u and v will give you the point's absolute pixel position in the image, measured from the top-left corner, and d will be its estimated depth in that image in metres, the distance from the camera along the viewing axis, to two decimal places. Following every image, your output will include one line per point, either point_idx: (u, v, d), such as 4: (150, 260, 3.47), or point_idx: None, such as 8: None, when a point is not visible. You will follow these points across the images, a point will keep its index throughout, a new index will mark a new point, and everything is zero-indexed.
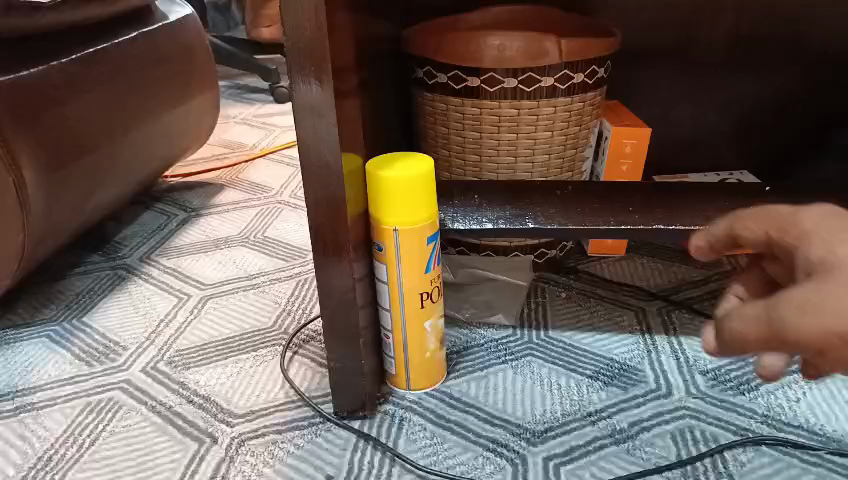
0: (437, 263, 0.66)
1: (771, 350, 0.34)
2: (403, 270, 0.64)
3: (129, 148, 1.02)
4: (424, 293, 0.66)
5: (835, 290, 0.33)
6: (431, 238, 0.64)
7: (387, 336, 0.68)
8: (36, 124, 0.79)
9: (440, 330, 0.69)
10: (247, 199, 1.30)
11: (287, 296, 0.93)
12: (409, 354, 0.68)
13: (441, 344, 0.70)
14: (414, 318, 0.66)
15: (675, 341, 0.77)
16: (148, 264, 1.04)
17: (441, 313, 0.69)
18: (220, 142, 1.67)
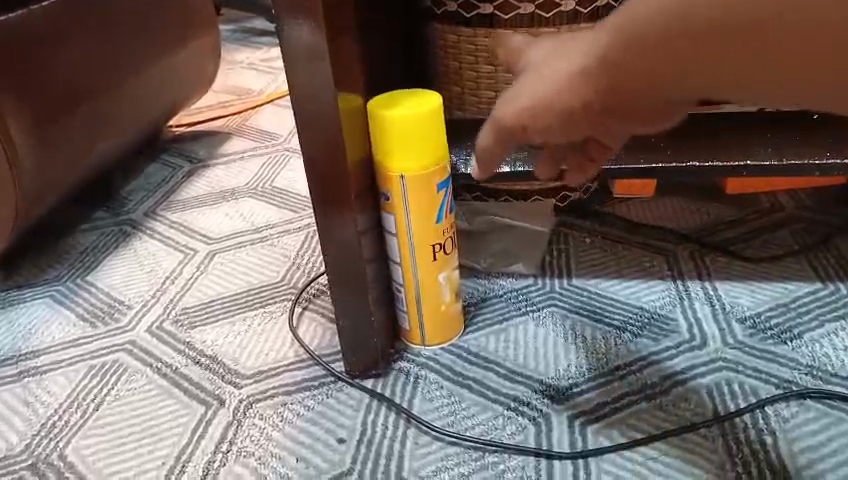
0: (449, 211, 0.61)
1: (500, 144, 0.48)
2: (413, 220, 0.59)
3: (126, 97, 0.97)
4: (436, 243, 0.61)
5: (516, 85, 0.45)
6: (441, 184, 0.59)
7: (399, 290, 0.64)
8: (19, 78, 0.74)
9: (455, 282, 0.65)
10: (254, 148, 1.25)
11: (296, 249, 0.89)
12: (423, 308, 0.64)
13: (457, 297, 0.66)
14: (427, 271, 0.62)
15: (710, 287, 0.71)
16: (153, 218, 1.01)
17: (455, 264, 0.64)
18: (227, 89, 1.61)
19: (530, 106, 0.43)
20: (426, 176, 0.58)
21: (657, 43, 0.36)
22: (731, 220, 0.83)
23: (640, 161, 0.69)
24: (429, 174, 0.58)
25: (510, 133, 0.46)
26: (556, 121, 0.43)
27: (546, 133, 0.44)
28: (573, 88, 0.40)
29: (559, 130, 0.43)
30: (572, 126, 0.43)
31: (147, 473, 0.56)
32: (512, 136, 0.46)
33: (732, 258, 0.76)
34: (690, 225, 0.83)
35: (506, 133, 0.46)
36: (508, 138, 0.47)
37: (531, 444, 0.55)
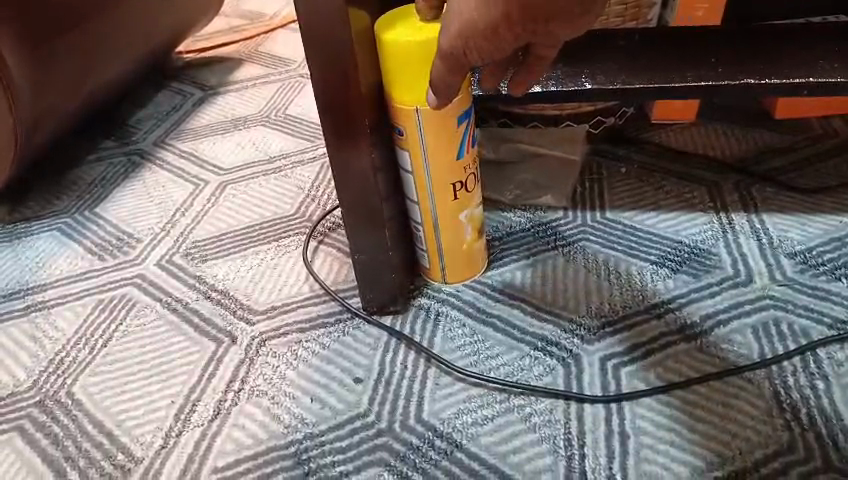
0: (470, 145, 0.56)
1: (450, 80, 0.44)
2: (429, 157, 0.54)
3: (129, 19, 0.91)
4: (456, 181, 0.56)
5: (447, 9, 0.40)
6: (461, 117, 0.53)
7: (416, 230, 0.59)
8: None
9: (478, 221, 0.60)
10: (267, 74, 1.19)
11: (312, 180, 0.84)
12: (445, 250, 0.60)
13: (480, 235, 0.61)
14: (448, 210, 0.57)
15: (757, 220, 0.66)
16: (162, 148, 0.96)
17: (477, 203, 0.59)
18: (238, 13, 1.53)
19: (457, 32, 0.39)
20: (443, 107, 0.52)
21: None
22: (780, 147, 0.76)
23: (687, 79, 0.62)
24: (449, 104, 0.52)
25: (457, 61, 0.41)
26: (485, 38, 0.38)
27: (481, 52, 0.40)
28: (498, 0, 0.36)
29: (494, 49, 0.39)
30: (502, 43, 0.38)
31: (157, 411, 0.54)
32: (453, 69, 0.42)
33: (781, 189, 0.69)
34: (736, 153, 0.76)
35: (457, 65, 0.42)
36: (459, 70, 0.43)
37: (560, 387, 0.52)
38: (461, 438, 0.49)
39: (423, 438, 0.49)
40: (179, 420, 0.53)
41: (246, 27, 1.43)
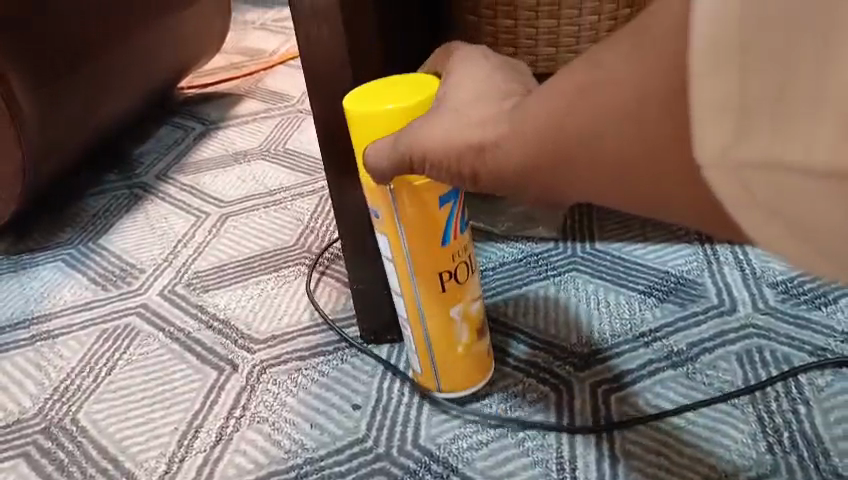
0: (460, 230, 0.51)
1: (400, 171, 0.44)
2: (410, 244, 0.50)
3: (133, 57, 0.95)
4: (444, 272, 0.51)
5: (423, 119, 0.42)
6: (446, 199, 0.49)
7: (405, 329, 0.54)
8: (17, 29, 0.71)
9: (472, 313, 0.54)
10: (266, 109, 1.22)
11: (311, 212, 0.87)
12: (435, 352, 0.53)
13: (482, 335, 0.55)
14: (436, 303, 0.52)
15: (739, 251, 0.68)
16: (164, 182, 0.99)
17: (470, 295, 0.53)
18: (238, 49, 1.58)
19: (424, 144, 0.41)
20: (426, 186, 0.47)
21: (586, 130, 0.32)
22: None
23: None
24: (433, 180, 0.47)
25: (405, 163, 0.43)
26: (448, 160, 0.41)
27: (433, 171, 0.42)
28: (496, 153, 0.37)
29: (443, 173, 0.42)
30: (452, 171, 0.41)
31: (160, 438, 0.55)
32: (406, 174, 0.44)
33: None
34: None
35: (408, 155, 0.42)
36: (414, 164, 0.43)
37: (553, 412, 0.53)
38: (457, 463, 0.51)
39: (420, 462, 0.51)
40: (182, 446, 0.54)
41: (247, 63, 1.47)
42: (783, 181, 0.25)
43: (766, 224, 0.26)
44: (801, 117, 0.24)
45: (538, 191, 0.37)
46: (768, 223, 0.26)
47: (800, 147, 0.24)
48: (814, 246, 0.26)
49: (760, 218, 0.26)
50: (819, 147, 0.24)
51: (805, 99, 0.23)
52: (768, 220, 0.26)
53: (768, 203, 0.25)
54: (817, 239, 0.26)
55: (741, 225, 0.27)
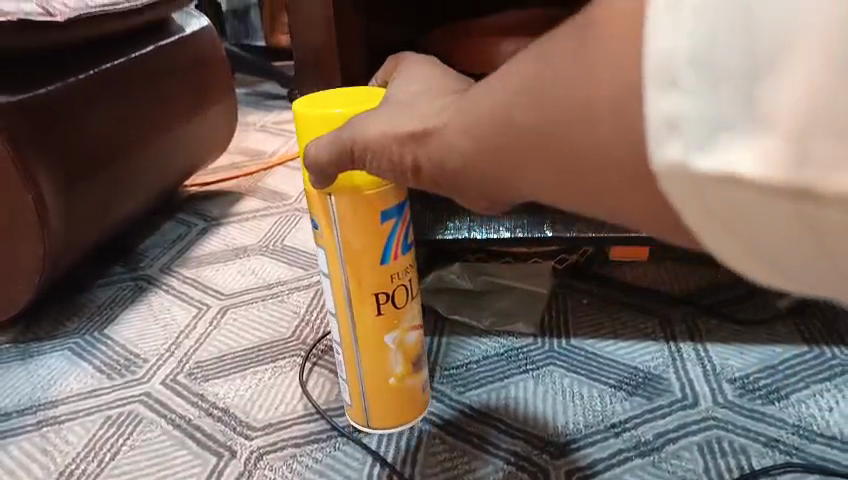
0: (398, 255, 0.60)
1: (339, 161, 0.50)
2: (348, 268, 0.59)
3: (147, 161, 1.03)
4: (379, 294, 0.60)
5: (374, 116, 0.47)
6: (385, 219, 0.57)
7: (339, 352, 0.64)
8: (50, 140, 0.79)
9: (406, 343, 0.63)
10: (265, 207, 1.31)
11: (306, 306, 0.93)
12: (364, 377, 0.63)
13: (412, 362, 0.64)
14: (370, 326, 0.61)
15: (701, 348, 0.75)
16: (168, 275, 1.05)
17: (406, 322, 0.62)
18: (240, 149, 1.69)
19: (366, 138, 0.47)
20: (368, 202, 0.56)
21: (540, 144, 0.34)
22: (721, 283, 0.87)
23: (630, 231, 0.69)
24: (374, 196, 0.56)
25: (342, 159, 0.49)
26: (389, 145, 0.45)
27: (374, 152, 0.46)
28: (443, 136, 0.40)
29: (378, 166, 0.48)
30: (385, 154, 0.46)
31: None
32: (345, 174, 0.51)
33: (722, 320, 0.79)
34: (684, 288, 0.87)
35: (348, 144, 0.48)
36: (354, 153, 0.48)
37: None
38: None
39: None
40: None
41: (247, 163, 1.58)
42: (735, 198, 0.26)
43: (716, 230, 0.28)
44: (752, 130, 0.24)
45: (478, 184, 0.40)
46: (729, 232, 0.27)
47: (757, 165, 0.24)
48: (761, 252, 0.27)
49: (711, 225, 0.28)
50: (778, 165, 0.24)
51: (756, 114, 0.24)
52: (718, 227, 0.27)
53: (719, 214, 0.27)
54: (764, 245, 0.27)
55: (702, 234, 0.28)
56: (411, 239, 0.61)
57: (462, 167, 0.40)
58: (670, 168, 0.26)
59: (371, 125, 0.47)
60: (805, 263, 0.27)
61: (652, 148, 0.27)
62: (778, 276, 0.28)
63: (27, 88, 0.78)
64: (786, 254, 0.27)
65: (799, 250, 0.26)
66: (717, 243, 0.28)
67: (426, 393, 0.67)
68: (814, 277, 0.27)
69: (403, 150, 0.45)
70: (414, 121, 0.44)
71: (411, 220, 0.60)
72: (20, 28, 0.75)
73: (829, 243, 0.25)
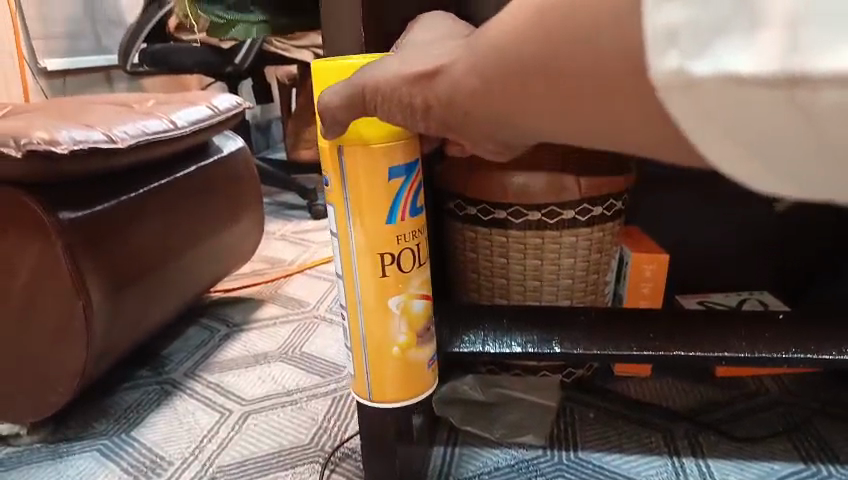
0: (405, 214, 0.60)
1: (350, 109, 0.49)
2: (355, 222, 0.60)
3: (182, 271, 1.10)
4: (386, 255, 0.61)
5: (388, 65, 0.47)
6: (394, 174, 0.58)
7: (344, 308, 0.65)
8: (100, 252, 0.87)
9: (410, 309, 0.64)
10: (285, 314, 1.37)
11: (324, 413, 0.97)
12: (368, 342, 0.64)
13: (416, 333, 0.65)
14: (374, 283, 0.62)
15: (703, 464, 0.78)
16: (192, 380, 1.09)
17: (411, 288, 0.63)
18: (260, 257, 1.78)
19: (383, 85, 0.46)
20: (376, 158, 0.57)
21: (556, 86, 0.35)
22: (721, 401, 0.92)
23: (633, 348, 0.72)
24: (383, 152, 0.57)
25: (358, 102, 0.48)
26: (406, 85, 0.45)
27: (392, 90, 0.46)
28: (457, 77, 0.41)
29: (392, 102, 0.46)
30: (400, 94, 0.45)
31: None
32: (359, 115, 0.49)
33: (722, 436, 0.83)
34: (685, 404, 0.91)
35: (360, 93, 0.48)
36: (367, 102, 0.48)
37: None
38: None
39: None
40: None
41: (267, 270, 1.66)
42: (736, 97, 0.29)
43: (718, 139, 0.31)
44: (739, 31, 0.28)
45: (482, 125, 0.42)
46: (728, 138, 0.30)
47: (751, 63, 0.28)
48: (762, 158, 0.31)
49: (714, 133, 0.30)
50: (767, 58, 0.28)
51: (741, 21, 0.28)
52: (720, 134, 0.30)
53: (722, 122, 0.30)
54: (764, 150, 0.30)
55: (702, 146, 0.31)
56: (419, 202, 0.61)
57: (466, 115, 0.42)
58: (676, 77, 0.29)
59: (385, 68, 0.47)
60: (800, 162, 0.30)
61: (651, 62, 0.30)
62: (774, 182, 0.32)
63: (86, 205, 0.87)
64: (785, 157, 0.30)
65: (795, 148, 0.30)
66: (719, 154, 0.31)
67: (428, 363, 0.67)
68: (809, 175, 0.31)
69: (415, 96, 0.45)
70: (425, 61, 0.44)
71: (420, 183, 0.61)
72: (88, 155, 0.84)
73: (826, 136, 0.29)
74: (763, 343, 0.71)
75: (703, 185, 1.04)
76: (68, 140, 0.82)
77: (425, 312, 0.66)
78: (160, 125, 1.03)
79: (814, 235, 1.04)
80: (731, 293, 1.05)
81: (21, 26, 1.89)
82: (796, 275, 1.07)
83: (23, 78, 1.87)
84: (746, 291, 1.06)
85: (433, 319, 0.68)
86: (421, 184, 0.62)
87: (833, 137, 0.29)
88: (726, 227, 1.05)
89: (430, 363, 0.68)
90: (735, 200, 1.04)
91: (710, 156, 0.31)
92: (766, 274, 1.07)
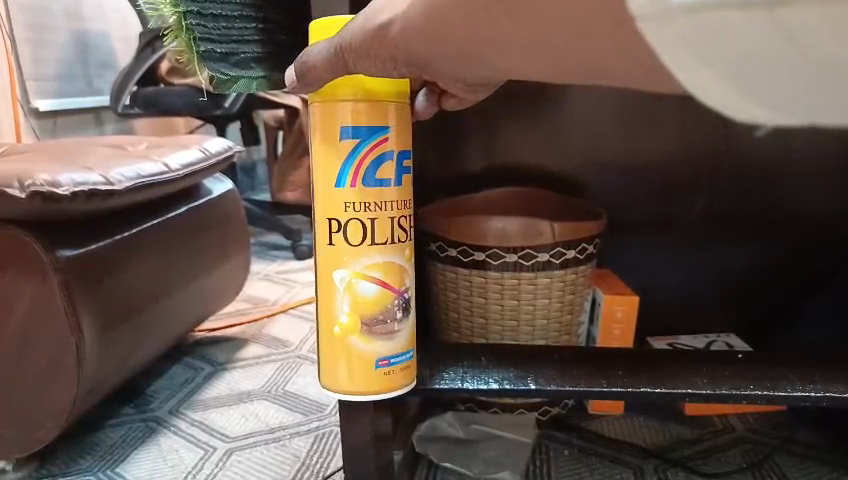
0: (354, 181, 0.59)
1: (334, 67, 0.52)
2: (314, 181, 0.62)
3: (169, 310, 1.12)
4: (333, 221, 0.61)
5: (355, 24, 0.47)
6: (346, 135, 0.59)
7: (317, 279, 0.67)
8: (93, 287, 0.90)
9: (356, 291, 0.61)
10: (268, 353, 1.39)
11: (306, 451, 0.99)
12: (319, 317, 0.64)
13: (357, 322, 0.61)
14: (323, 251, 0.62)
15: None
16: (177, 417, 1.11)
17: (358, 267, 0.61)
18: (245, 297, 1.80)
19: (357, 40, 0.47)
20: (333, 115, 0.59)
21: (524, 53, 0.40)
22: (690, 438, 0.96)
23: (602, 384, 0.76)
24: (340, 110, 0.58)
25: (338, 59, 0.50)
26: (375, 38, 0.45)
27: (364, 41, 0.47)
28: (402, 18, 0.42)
29: (366, 54, 0.48)
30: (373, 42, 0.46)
31: None
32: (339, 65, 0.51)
33: (691, 473, 0.87)
34: (656, 442, 0.95)
35: (340, 55, 0.50)
36: (346, 63, 0.50)
37: None
38: None
39: None
40: None
41: (252, 310, 1.68)
42: (716, 22, 0.28)
43: (695, 64, 0.30)
44: None
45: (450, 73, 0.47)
46: (706, 64, 0.30)
47: None
48: (741, 80, 0.31)
49: (686, 59, 0.30)
50: None
51: None
52: (699, 61, 0.30)
53: (696, 48, 0.30)
54: (745, 77, 0.30)
55: (681, 69, 0.31)
56: (380, 174, 0.60)
57: (438, 63, 0.46)
58: (647, 8, 0.29)
59: (351, 28, 0.48)
60: (786, 81, 0.30)
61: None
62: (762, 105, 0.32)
63: (83, 243, 0.91)
64: (768, 76, 0.30)
65: (781, 68, 0.29)
66: (695, 77, 0.31)
67: (378, 363, 0.62)
68: (800, 99, 0.32)
69: (381, 52, 0.46)
70: (378, 17, 0.45)
71: (387, 152, 0.60)
72: (86, 196, 0.88)
73: (811, 52, 0.28)
74: (725, 382, 0.75)
75: (670, 231, 1.09)
76: (69, 183, 0.86)
77: (378, 303, 0.61)
78: (155, 168, 1.07)
79: (774, 279, 1.10)
80: (699, 335, 1.11)
81: (16, 69, 1.94)
82: (760, 317, 1.12)
83: (16, 119, 1.91)
84: (714, 334, 1.12)
85: (396, 317, 0.62)
86: (389, 155, 0.60)
87: (817, 53, 0.28)
88: (692, 272, 1.11)
89: (381, 365, 0.62)
90: (703, 244, 1.09)
91: (688, 80, 0.32)
92: (731, 316, 1.13)
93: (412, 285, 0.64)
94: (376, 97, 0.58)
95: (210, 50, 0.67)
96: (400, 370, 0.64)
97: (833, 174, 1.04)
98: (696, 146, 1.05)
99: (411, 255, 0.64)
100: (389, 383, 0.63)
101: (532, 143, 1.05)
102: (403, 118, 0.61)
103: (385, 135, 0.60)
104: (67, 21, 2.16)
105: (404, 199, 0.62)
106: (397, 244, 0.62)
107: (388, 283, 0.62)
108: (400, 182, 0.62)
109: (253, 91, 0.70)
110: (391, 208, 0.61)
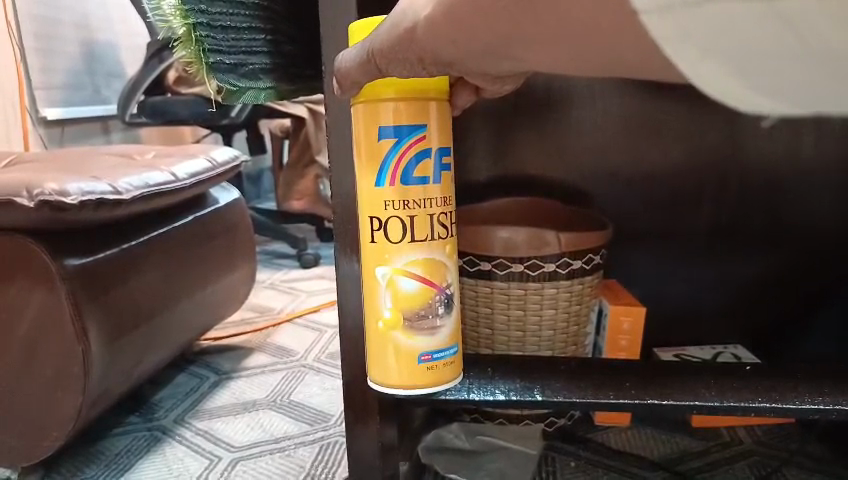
0: (392, 180, 0.59)
1: (364, 71, 0.51)
2: (357, 181, 0.61)
3: (176, 319, 1.13)
4: (375, 219, 0.60)
5: (382, 30, 0.47)
6: (384, 134, 0.58)
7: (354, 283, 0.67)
8: (101, 295, 0.90)
9: (397, 287, 0.60)
10: (274, 362, 1.39)
11: (311, 461, 0.99)
12: (366, 315, 0.64)
13: (400, 318, 0.61)
14: (367, 250, 0.62)
15: None
16: (182, 426, 1.11)
17: (399, 264, 0.60)
18: (250, 305, 1.80)
19: (386, 43, 0.46)
20: (370, 116, 0.59)
21: (533, 56, 0.40)
22: (697, 450, 0.95)
23: (610, 396, 0.75)
24: (377, 110, 0.58)
25: (369, 63, 0.50)
26: (398, 38, 0.45)
27: (390, 46, 0.46)
28: (421, 16, 0.42)
29: (391, 54, 0.47)
30: (399, 44, 0.45)
31: None
32: (368, 68, 0.51)
33: None
34: (662, 453, 0.95)
35: (370, 59, 0.49)
36: (378, 67, 0.50)
37: None
38: None
39: None
40: None
41: (257, 319, 1.69)
42: (713, 11, 0.28)
43: (700, 58, 0.30)
44: None
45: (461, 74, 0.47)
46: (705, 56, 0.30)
47: None
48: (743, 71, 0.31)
49: (693, 52, 0.30)
50: None
51: None
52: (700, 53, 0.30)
53: (698, 40, 0.29)
54: (747, 67, 0.30)
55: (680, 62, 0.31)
56: (417, 173, 0.59)
57: (450, 68, 0.46)
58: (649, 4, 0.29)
59: (381, 30, 0.47)
60: (787, 71, 0.30)
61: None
62: (768, 93, 0.32)
63: (90, 251, 0.91)
64: (769, 66, 0.30)
65: (778, 55, 0.29)
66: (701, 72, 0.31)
67: (421, 359, 0.61)
68: (806, 85, 0.31)
69: (408, 55, 0.46)
70: (400, 22, 0.44)
71: (425, 151, 0.59)
72: (95, 204, 0.88)
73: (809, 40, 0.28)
74: (732, 394, 0.75)
75: (676, 241, 1.08)
76: (77, 192, 0.86)
77: (419, 298, 0.60)
78: (163, 177, 1.07)
79: (781, 290, 1.09)
80: (706, 346, 1.10)
81: (25, 79, 1.96)
82: (767, 329, 1.11)
83: (23, 127, 1.92)
84: (721, 345, 1.11)
85: (438, 313, 0.61)
86: (427, 153, 0.59)
87: (811, 37, 0.28)
88: (699, 282, 1.10)
89: (423, 361, 0.61)
90: (709, 254, 1.09)
91: (691, 74, 0.31)
92: (737, 327, 1.12)
93: (454, 282, 0.63)
94: (412, 95, 0.58)
95: (218, 61, 0.67)
96: (442, 365, 0.62)
97: (841, 185, 1.04)
98: (704, 155, 1.04)
99: (453, 251, 0.62)
100: (432, 378, 0.62)
101: (538, 152, 1.05)
102: (441, 116, 0.60)
103: (423, 133, 0.59)
104: (76, 32, 2.18)
105: (446, 196, 0.61)
106: (438, 241, 0.61)
107: (429, 279, 0.61)
108: (440, 179, 0.60)
109: (260, 101, 0.72)
110: (432, 205, 0.60)
